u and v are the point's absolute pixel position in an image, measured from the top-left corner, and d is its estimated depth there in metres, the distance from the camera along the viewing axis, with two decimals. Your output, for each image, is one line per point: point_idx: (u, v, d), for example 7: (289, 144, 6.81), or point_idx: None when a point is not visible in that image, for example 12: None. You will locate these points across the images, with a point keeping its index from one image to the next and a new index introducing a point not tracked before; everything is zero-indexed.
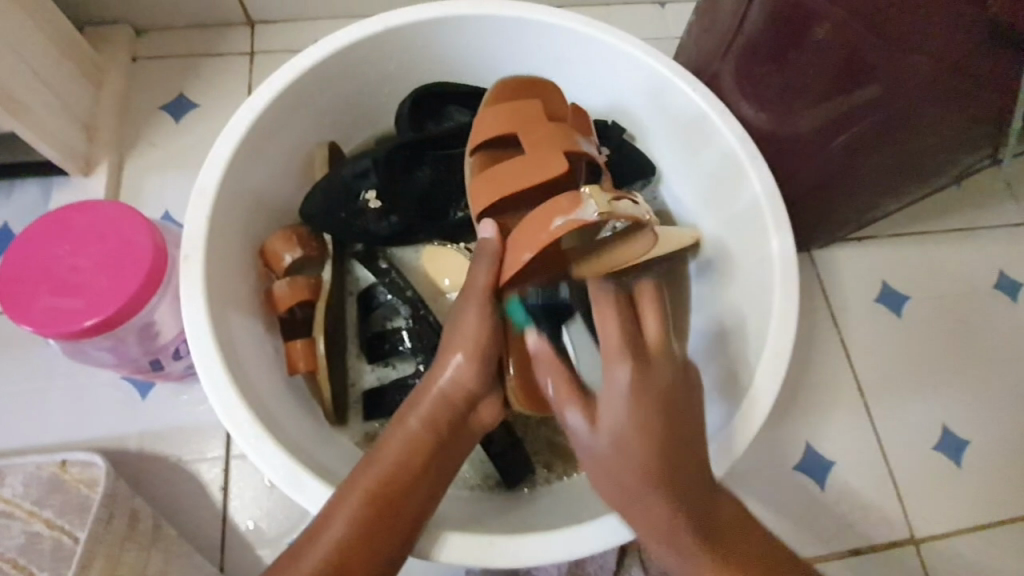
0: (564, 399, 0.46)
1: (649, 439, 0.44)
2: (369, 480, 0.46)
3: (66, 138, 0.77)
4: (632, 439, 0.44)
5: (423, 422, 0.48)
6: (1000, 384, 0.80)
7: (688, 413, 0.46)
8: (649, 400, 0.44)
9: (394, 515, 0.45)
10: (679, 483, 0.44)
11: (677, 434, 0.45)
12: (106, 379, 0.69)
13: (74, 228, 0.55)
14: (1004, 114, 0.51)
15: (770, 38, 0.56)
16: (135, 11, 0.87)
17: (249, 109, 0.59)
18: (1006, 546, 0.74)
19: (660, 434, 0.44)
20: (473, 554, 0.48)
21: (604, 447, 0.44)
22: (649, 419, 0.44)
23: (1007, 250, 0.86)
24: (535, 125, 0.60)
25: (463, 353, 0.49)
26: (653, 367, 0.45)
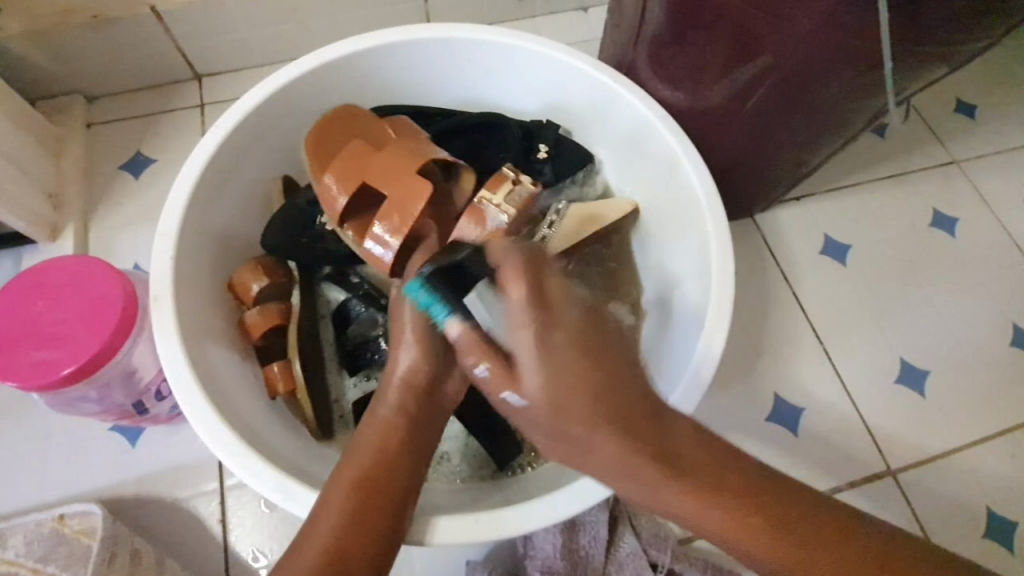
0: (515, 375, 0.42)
1: (591, 401, 0.40)
2: (350, 471, 0.47)
3: (32, 208, 0.80)
4: (583, 418, 0.40)
5: (392, 410, 0.50)
6: (949, 313, 0.85)
7: (611, 395, 0.40)
8: (588, 383, 0.40)
9: (378, 498, 0.46)
10: (644, 441, 0.40)
11: (617, 388, 0.41)
12: (96, 432, 0.71)
13: (46, 286, 0.58)
14: (879, 73, 0.55)
15: (669, 23, 0.61)
16: (86, 80, 0.90)
17: (201, 154, 0.63)
18: (977, 464, 0.78)
19: (599, 399, 0.40)
20: (462, 532, 0.50)
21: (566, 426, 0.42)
22: (577, 407, 0.40)
23: (938, 189, 0.91)
24: (374, 164, 0.62)
25: (413, 341, 0.50)
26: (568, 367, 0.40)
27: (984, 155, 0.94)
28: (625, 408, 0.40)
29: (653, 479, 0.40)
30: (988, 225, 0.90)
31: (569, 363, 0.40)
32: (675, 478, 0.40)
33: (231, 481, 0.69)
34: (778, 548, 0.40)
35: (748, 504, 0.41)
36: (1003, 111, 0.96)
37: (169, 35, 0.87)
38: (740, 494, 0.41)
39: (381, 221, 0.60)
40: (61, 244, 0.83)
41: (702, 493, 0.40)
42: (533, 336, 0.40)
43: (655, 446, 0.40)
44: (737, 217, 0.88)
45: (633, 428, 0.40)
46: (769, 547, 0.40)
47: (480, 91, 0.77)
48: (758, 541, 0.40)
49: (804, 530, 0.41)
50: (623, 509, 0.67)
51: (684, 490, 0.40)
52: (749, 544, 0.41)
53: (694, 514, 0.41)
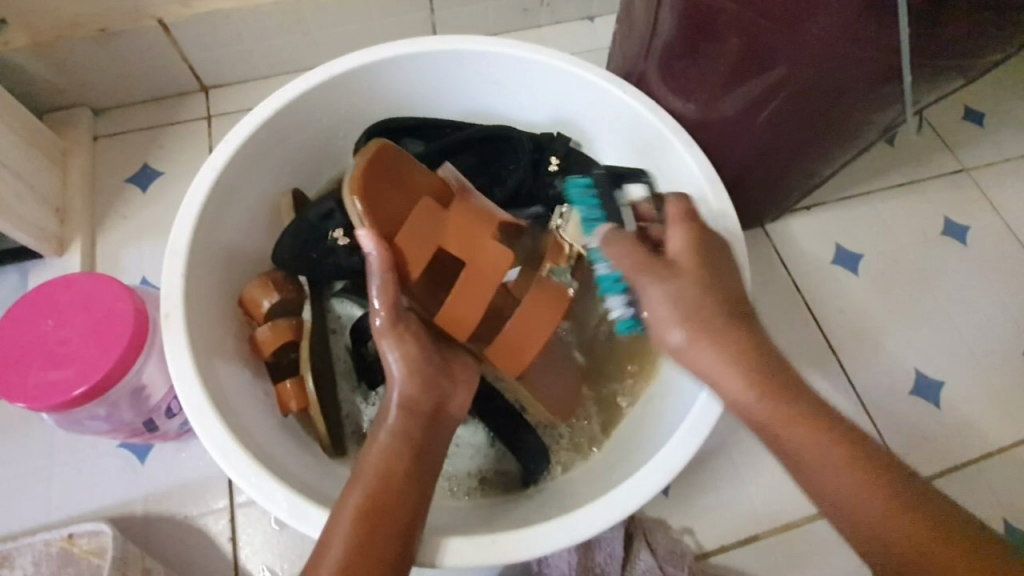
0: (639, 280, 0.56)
1: (693, 326, 0.54)
2: (358, 493, 0.47)
3: (40, 222, 0.79)
4: (703, 342, 0.53)
5: (394, 433, 0.51)
6: (963, 322, 0.84)
7: (728, 302, 0.55)
8: (701, 262, 0.57)
9: (389, 520, 0.46)
10: (722, 319, 0.54)
11: (754, 345, 0.53)
12: (104, 449, 0.70)
13: (56, 304, 0.57)
14: (895, 86, 0.55)
15: (682, 35, 0.61)
16: (93, 93, 0.90)
17: (211, 169, 0.62)
18: (994, 476, 0.77)
19: (701, 323, 0.54)
20: (482, 555, 0.49)
21: (683, 347, 0.55)
22: (690, 326, 0.54)
23: (949, 197, 0.91)
24: (448, 231, 0.60)
25: (412, 372, 0.55)
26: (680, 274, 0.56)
27: (995, 162, 0.93)
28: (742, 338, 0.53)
29: (753, 386, 0.51)
30: (1000, 233, 0.89)
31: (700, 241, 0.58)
32: (798, 409, 0.50)
33: (240, 499, 0.69)
34: (825, 444, 0.48)
35: (816, 420, 0.49)
36: (1013, 117, 0.96)
37: (176, 48, 0.87)
38: (806, 407, 0.50)
39: (464, 298, 0.59)
40: (68, 258, 0.82)
41: (785, 403, 0.50)
42: (657, 290, 0.56)
43: (768, 367, 0.52)
44: (748, 226, 0.87)
45: (727, 329, 0.54)
46: (818, 441, 0.48)
47: (489, 102, 0.76)
48: (827, 445, 0.48)
49: (867, 453, 0.47)
50: (638, 527, 0.66)
51: (809, 428, 0.49)
52: (823, 465, 0.48)
53: (764, 407, 0.51)
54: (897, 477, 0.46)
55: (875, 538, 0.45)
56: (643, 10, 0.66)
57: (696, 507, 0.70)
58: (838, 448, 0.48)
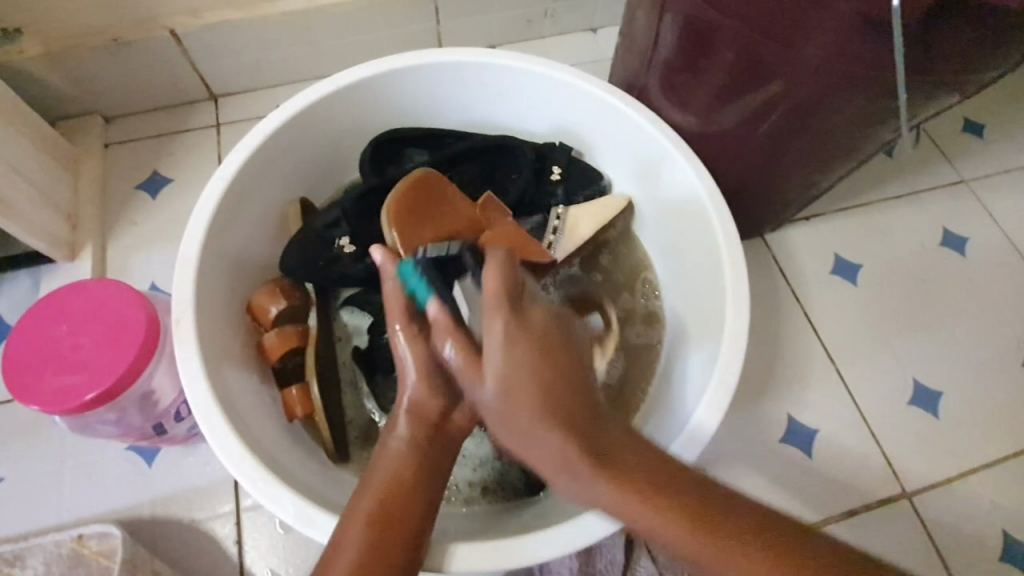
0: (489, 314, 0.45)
1: (564, 424, 0.44)
2: (367, 502, 0.47)
3: (52, 228, 0.81)
4: (514, 399, 0.44)
5: (404, 441, 0.49)
6: (961, 332, 0.85)
7: (566, 376, 0.45)
8: (517, 304, 0.46)
9: (396, 531, 0.46)
10: (568, 424, 0.44)
11: (573, 422, 0.44)
12: (113, 452, 0.71)
13: (69, 310, 0.58)
14: (891, 102, 0.56)
15: (683, 49, 0.63)
16: (104, 101, 0.92)
17: (220, 178, 0.64)
18: (993, 486, 0.78)
19: (539, 364, 0.45)
20: (481, 561, 0.50)
21: (494, 400, 0.45)
22: (546, 418, 0.44)
23: (948, 209, 0.92)
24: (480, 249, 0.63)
25: (416, 373, 0.49)
26: (522, 329, 0.45)
27: (994, 174, 0.94)
28: (560, 403, 0.44)
29: (570, 451, 0.44)
30: (999, 245, 0.90)
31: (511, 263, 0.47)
32: (609, 479, 0.43)
33: (246, 503, 0.70)
34: (657, 513, 0.42)
35: (699, 514, 0.42)
36: (1013, 130, 0.96)
37: (186, 57, 0.88)
38: (645, 474, 0.44)
39: None
40: (79, 263, 0.84)
41: (624, 489, 0.43)
42: (502, 327, 0.45)
43: (565, 424, 0.44)
44: (747, 237, 0.88)
45: (558, 390, 0.45)
46: (652, 514, 0.43)
47: (492, 113, 0.78)
48: (682, 531, 0.42)
49: (711, 523, 0.42)
50: (638, 533, 0.67)
51: (626, 494, 0.43)
52: (657, 527, 0.43)
53: (587, 486, 0.44)
54: (810, 563, 0.40)
55: None
56: (644, 24, 0.68)
57: None
58: (653, 503, 0.43)
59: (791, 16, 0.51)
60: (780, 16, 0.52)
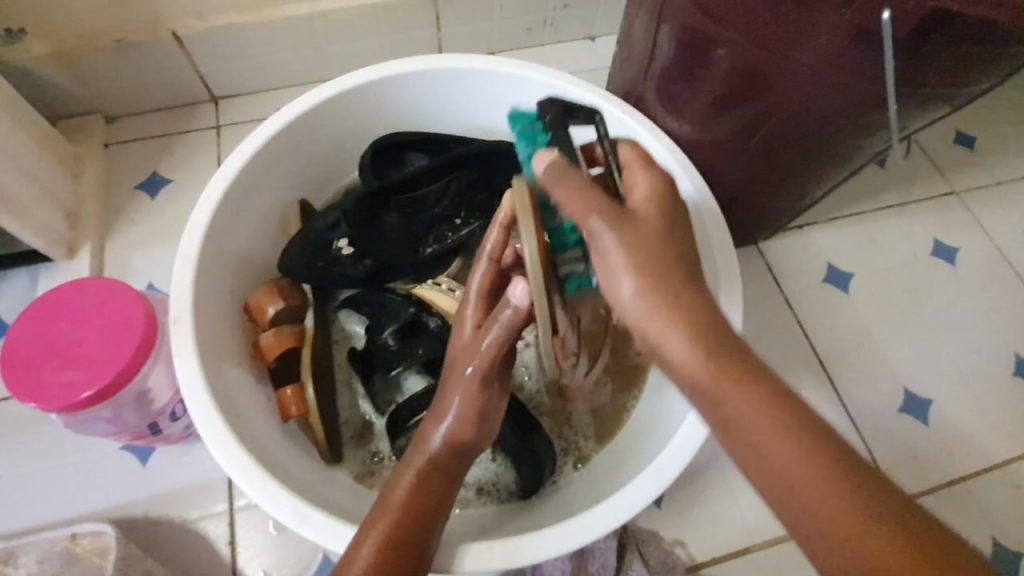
0: (630, 169, 0.45)
1: (670, 315, 0.38)
2: (382, 515, 0.48)
3: (51, 226, 0.81)
4: (642, 245, 0.39)
5: (422, 464, 0.51)
6: (952, 341, 0.86)
7: (689, 264, 0.41)
8: (667, 213, 0.42)
9: (409, 542, 0.47)
10: (665, 271, 0.39)
11: (677, 260, 0.40)
12: (107, 451, 0.71)
13: (68, 307, 0.59)
14: (883, 114, 0.57)
15: (680, 59, 0.64)
16: (106, 101, 0.93)
17: (221, 179, 0.64)
18: (983, 494, 0.78)
19: (658, 269, 0.39)
20: (482, 562, 0.51)
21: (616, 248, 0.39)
22: (646, 265, 0.39)
23: (940, 220, 0.93)
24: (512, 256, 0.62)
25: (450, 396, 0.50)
26: (642, 222, 0.40)
27: (985, 186, 0.96)
28: (660, 250, 0.39)
29: (706, 363, 0.37)
30: (990, 255, 0.91)
31: (660, 171, 0.45)
32: (762, 401, 0.37)
33: (241, 503, 0.70)
34: (749, 405, 0.37)
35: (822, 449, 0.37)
36: (1003, 142, 0.98)
37: (188, 59, 0.89)
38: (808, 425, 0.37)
39: None
40: (77, 262, 0.84)
41: (765, 407, 0.37)
42: (619, 241, 0.39)
43: (683, 309, 0.38)
44: (742, 244, 0.89)
45: (669, 254, 0.40)
46: (784, 447, 0.37)
47: (492, 119, 0.79)
48: (769, 435, 0.37)
49: (836, 465, 0.37)
50: (630, 537, 0.68)
51: (772, 417, 0.37)
52: (790, 460, 0.37)
53: (730, 404, 0.37)
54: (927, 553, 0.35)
55: (836, 566, 0.36)
56: (642, 34, 0.69)
57: (690, 519, 0.71)
58: (790, 432, 0.37)
59: (786, 29, 0.52)
60: (775, 29, 0.53)
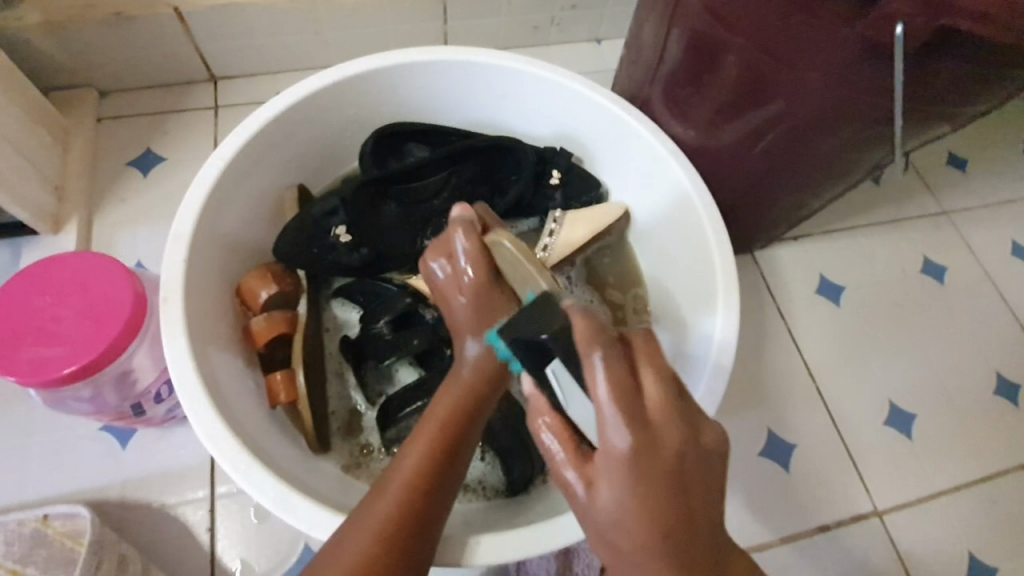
0: (603, 420, 0.35)
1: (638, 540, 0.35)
2: (427, 430, 0.48)
3: (37, 199, 0.79)
4: (632, 519, 0.35)
5: (469, 378, 0.49)
6: (937, 357, 0.88)
7: (702, 509, 0.36)
8: (663, 463, 0.35)
9: (442, 466, 0.47)
10: (672, 530, 0.35)
11: (691, 514, 0.36)
12: (85, 432, 0.69)
13: (54, 281, 0.57)
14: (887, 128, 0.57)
15: (689, 62, 0.64)
16: (101, 74, 0.90)
17: (219, 158, 0.63)
18: (960, 509, 0.80)
19: (649, 529, 0.35)
20: (494, 557, 0.51)
21: (606, 517, 0.35)
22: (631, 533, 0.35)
23: (930, 238, 0.95)
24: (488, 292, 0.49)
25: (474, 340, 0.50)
26: (608, 478, 0.35)
27: (974, 207, 0.97)
28: (669, 512, 0.35)
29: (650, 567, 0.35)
30: (976, 275, 0.93)
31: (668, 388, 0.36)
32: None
33: (221, 490, 0.68)
34: None
35: None
36: (993, 166, 1.00)
37: (188, 36, 0.87)
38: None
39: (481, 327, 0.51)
40: (63, 237, 0.82)
41: None
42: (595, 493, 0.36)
43: (684, 548, 0.35)
44: (737, 252, 0.90)
45: (668, 507, 0.35)
46: None
47: (495, 113, 0.78)
48: None
49: None
50: None
51: None
52: None
53: None
54: None
55: None
56: (652, 35, 0.69)
57: None
58: None
59: (799, 36, 0.52)
60: (788, 36, 0.53)
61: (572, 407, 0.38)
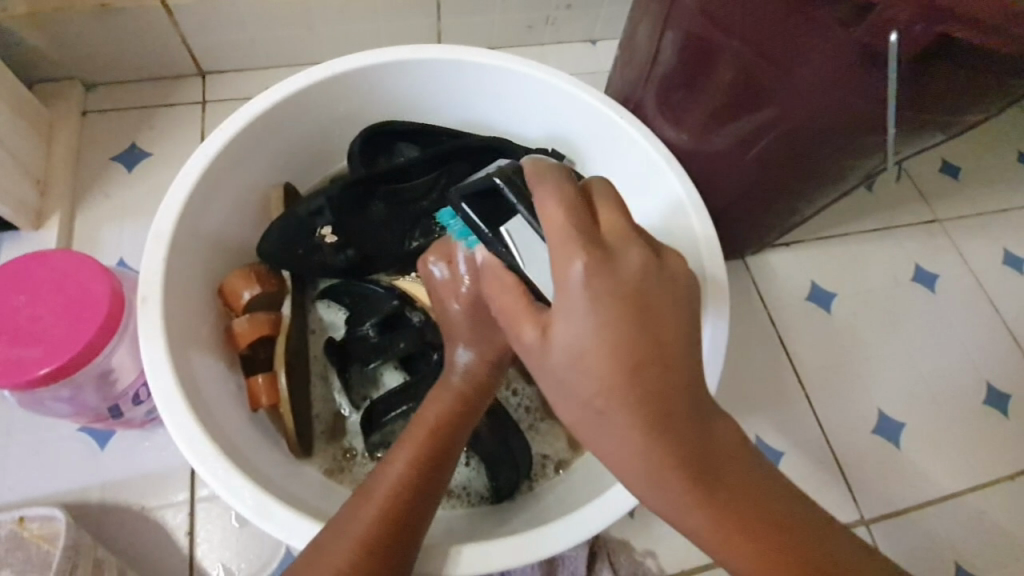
0: (565, 291, 0.36)
1: (606, 376, 0.36)
2: (417, 431, 0.48)
3: (18, 193, 0.77)
4: (609, 387, 0.36)
5: (462, 379, 0.51)
6: (927, 366, 0.87)
7: (671, 346, 0.37)
8: (619, 293, 0.36)
9: (432, 467, 0.47)
10: (658, 398, 0.36)
11: (660, 361, 0.36)
12: (64, 432, 0.68)
13: (30, 279, 0.56)
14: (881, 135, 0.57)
15: (683, 66, 0.63)
16: (86, 67, 0.89)
17: (202, 156, 0.62)
18: (947, 519, 0.80)
19: (621, 371, 0.36)
20: (476, 568, 0.50)
21: (563, 360, 0.37)
22: (602, 373, 0.36)
23: (922, 246, 0.95)
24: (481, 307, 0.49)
25: (466, 345, 0.51)
26: (564, 315, 0.37)
27: (967, 215, 0.97)
28: (649, 381, 0.36)
29: (613, 405, 0.36)
30: (967, 284, 0.93)
31: (621, 230, 0.39)
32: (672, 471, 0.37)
33: (202, 493, 0.67)
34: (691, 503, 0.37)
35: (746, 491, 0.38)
36: (986, 174, 1.00)
37: (176, 29, 0.86)
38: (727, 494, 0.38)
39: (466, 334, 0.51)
40: (44, 233, 0.80)
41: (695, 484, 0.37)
42: (554, 336, 0.38)
43: (648, 399, 0.36)
44: (730, 257, 0.89)
45: (635, 342, 0.36)
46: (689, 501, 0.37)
47: (487, 113, 0.77)
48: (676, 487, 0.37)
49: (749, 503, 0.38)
50: (602, 545, 0.69)
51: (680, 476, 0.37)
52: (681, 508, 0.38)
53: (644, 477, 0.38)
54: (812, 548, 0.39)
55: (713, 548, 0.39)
56: (646, 37, 0.68)
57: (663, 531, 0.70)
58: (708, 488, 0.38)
59: (793, 41, 0.52)
60: (782, 42, 0.52)
61: (527, 264, 0.42)
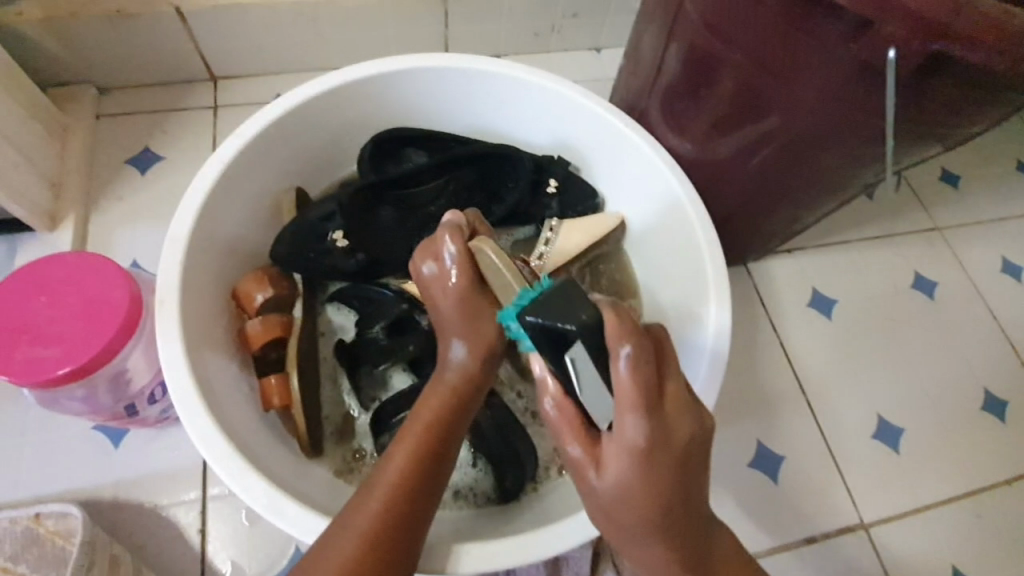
0: (623, 409, 0.36)
1: (641, 507, 0.39)
2: (416, 425, 0.48)
3: (33, 196, 0.79)
4: (639, 496, 0.39)
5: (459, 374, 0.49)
6: (925, 372, 0.89)
7: (698, 489, 0.41)
8: (667, 466, 0.38)
9: (431, 458, 0.47)
10: (670, 499, 0.39)
11: (688, 495, 0.40)
12: (78, 431, 0.69)
13: (50, 281, 0.57)
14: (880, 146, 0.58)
15: (687, 77, 0.65)
16: (100, 72, 0.90)
17: (217, 161, 0.63)
18: (944, 523, 0.81)
19: (654, 512, 0.39)
20: (480, 565, 0.51)
21: (610, 495, 0.40)
22: (638, 505, 0.39)
23: (921, 253, 0.96)
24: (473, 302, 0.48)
25: (461, 342, 0.49)
26: (614, 459, 0.39)
27: (966, 224, 0.99)
28: (663, 490, 0.39)
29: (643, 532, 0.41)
30: (966, 292, 0.94)
31: (682, 397, 0.38)
32: None
33: (213, 492, 0.68)
34: None
35: None
36: (985, 183, 1.02)
37: (190, 36, 0.88)
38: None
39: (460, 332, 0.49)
40: (59, 234, 0.82)
41: None
42: (601, 470, 0.39)
43: (673, 528, 0.41)
44: (732, 264, 0.91)
45: (671, 486, 0.39)
46: None
47: (494, 121, 0.79)
48: None
49: None
50: (606, 546, 0.70)
51: None
52: None
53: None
54: None
55: None
56: (650, 49, 0.69)
57: None
58: None
59: (794, 54, 0.53)
60: (783, 55, 0.54)
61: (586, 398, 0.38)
